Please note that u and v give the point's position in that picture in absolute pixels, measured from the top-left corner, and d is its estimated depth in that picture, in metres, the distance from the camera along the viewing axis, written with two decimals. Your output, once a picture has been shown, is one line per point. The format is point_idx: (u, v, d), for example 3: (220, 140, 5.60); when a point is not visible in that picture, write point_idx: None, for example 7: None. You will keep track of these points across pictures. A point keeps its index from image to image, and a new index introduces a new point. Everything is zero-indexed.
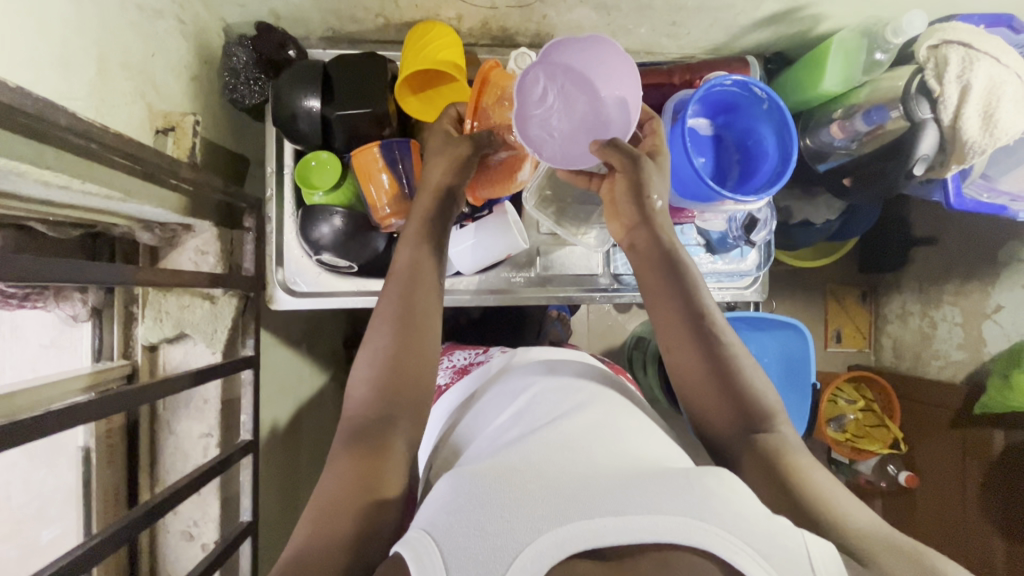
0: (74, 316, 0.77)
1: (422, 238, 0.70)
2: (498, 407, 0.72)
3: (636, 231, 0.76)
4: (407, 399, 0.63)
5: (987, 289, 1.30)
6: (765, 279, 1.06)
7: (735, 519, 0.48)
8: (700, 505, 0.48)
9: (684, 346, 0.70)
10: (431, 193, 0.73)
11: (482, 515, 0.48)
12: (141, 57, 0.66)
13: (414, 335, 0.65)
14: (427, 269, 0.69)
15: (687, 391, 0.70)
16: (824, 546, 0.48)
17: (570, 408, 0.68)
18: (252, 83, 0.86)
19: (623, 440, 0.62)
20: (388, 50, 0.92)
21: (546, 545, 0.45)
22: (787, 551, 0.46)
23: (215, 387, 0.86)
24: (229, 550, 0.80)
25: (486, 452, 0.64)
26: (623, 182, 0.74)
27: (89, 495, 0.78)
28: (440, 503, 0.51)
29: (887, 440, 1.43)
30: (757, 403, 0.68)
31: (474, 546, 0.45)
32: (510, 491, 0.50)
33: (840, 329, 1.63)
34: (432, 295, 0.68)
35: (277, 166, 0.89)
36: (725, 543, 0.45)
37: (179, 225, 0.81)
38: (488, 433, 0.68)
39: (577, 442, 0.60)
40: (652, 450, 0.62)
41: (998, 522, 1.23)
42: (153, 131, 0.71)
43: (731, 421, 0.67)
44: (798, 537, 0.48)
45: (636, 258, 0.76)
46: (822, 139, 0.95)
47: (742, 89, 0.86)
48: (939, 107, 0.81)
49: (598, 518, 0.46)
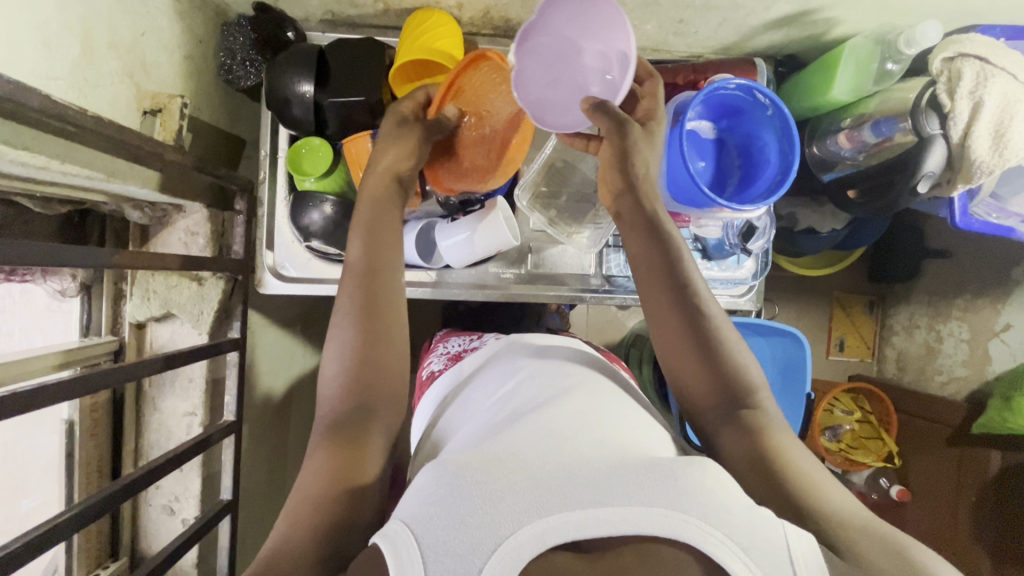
0: (63, 291, 0.78)
1: (379, 219, 0.69)
2: (487, 391, 0.72)
3: (622, 199, 0.73)
4: (382, 393, 0.63)
5: (997, 306, 1.26)
6: (761, 288, 1.04)
7: (716, 511, 0.48)
8: (682, 495, 0.49)
9: (665, 317, 0.68)
10: (381, 178, 0.71)
11: (460, 506, 0.47)
12: (130, 36, 0.66)
13: (376, 322, 0.64)
14: (391, 252, 0.68)
15: (673, 371, 0.68)
16: (804, 539, 0.48)
17: (555, 395, 0.66)
18: (248, 65, 0.86)
19: (609, 426, 0.62)
20: (387, 35, 0.91)
21: (524, 539, 0.45)
22: (769, 544, 0.46)
23: (200, 367, 0.87)
24: (207, 527, 0.81)
25: (470, 437, 0.63)
26: (611, 148, 0.72)
27: (72, 466, 0.79)
28: (420, 496, 0.51)
29: (882, 453, 1.41)
30: (743, 378, 0.66)
31: (454, 538, 0.45)
32: (492, 482, 0.49)
33: (844, 337, 1.60)
34: (392, 282, 0.67)
35: (271, 149, 0.88)
36: (705, 536, 0.45)
37: (169, 204, 0.82)
38: (475, 417, 0.67)
39: (562, 429, 0.59)
40: (636, 437, 0.62)
41: (988, 545, 1.22)
42: (140, 112, 0.71)
43: (712, 399, 0.65)
44: (778, 530, 0.48)
45: (624, 227, 0.73)
46: (830, 147, 0.93)
47: (745, 94, 0.83)
48: (949, 123, 0.78)
49: (580, 510, 0.47)
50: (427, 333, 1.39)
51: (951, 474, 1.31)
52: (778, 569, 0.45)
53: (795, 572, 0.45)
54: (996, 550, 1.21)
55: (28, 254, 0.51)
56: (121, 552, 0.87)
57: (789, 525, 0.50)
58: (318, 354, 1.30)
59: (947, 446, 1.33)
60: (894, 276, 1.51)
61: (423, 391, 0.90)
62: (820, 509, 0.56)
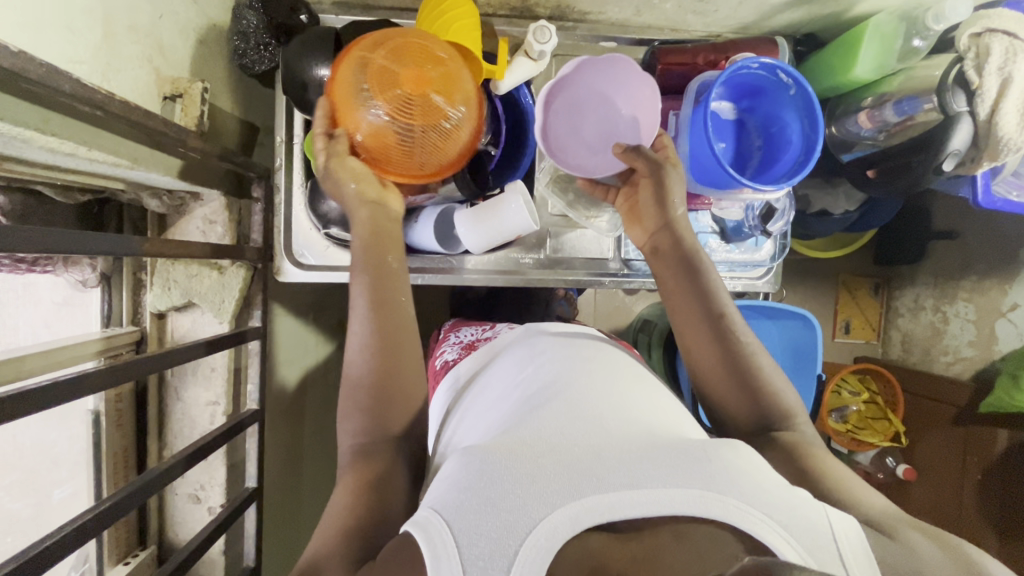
0: (83, 282, 0.77)
1: (373, 252, 0.71)
2: (505, 375, 0.70)
3: (659, 236, 0.80)
4: (397, 398, 0.64)
5: (1005, 287, 1.27)
6: (778, 270, 1.04)
7: (752, 490, 0.48)
8: (718, 477, 0.48)
9: (703, 344, 0.71)
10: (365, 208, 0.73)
11: (493, 491, 0.47)
12: (148, 19, 0.64)
13: (388, 316, 0.67)
14: (396, 287, 0.69)
15: (704, 380, 0.71)
16: (845, 519, 0.47)
17: (577, 377, 0.65)
18: (262, 49, 0.84)
19: (636, 410, 0.61)
20: (402, 17, 0.90)
21: (560, 522, 0.45)
22: (807, 521, 0.46)
23: (222, 356, 0.87)
24: (234, 515, 0.82)
25: (494, 423, 0.62)
26: (648, 186, 0.79)
27: (99, 458, 0.79)
28: (448, 482, 0.50)
29: (889, 433, 1.42)
30: (777, 403, 0.68)
31: (488, 523, 0.45)
32: (521, 465, 0.49)
33: (850, 319, 1.61)
34: (396, 320, 0.67)
35: (286, 137, 0.87)
36: (743, 514, 0.45)
37: (186, 193, 0.81)
38: (493, 403, 0.66)
39: (589, 412, 0.58)
40: (663, 418, 0.62)
41: (993, 521, 1.25)
42: (161, 98, 0.69)
43: (750, 417, 0.68)
44: (818, 510, 0.47)
45: (658, 260, 0.79)
46: (848, 128, 0.93)
47: (769, 73, 0.82)
48: (976, 100, 0.77)
49: (611, 493, 0.47)
50: (438, 320, 1.39)
51: (956, 451, 1.33)
52: (821, 545, 0.44)
53: (840, 548, 0.44)
54: (1003, 526, 1.23)
55: (58, 242, 0.50)
56: (149, 540, 0.87)
57: (829, 507, 0.49)
58: (329, 343, 1.30)
59: (953, 424, 1.35)
60: (901, 258, 1.51)
61: (437, 379, 0.88)
62: (853, 497, 0.57)
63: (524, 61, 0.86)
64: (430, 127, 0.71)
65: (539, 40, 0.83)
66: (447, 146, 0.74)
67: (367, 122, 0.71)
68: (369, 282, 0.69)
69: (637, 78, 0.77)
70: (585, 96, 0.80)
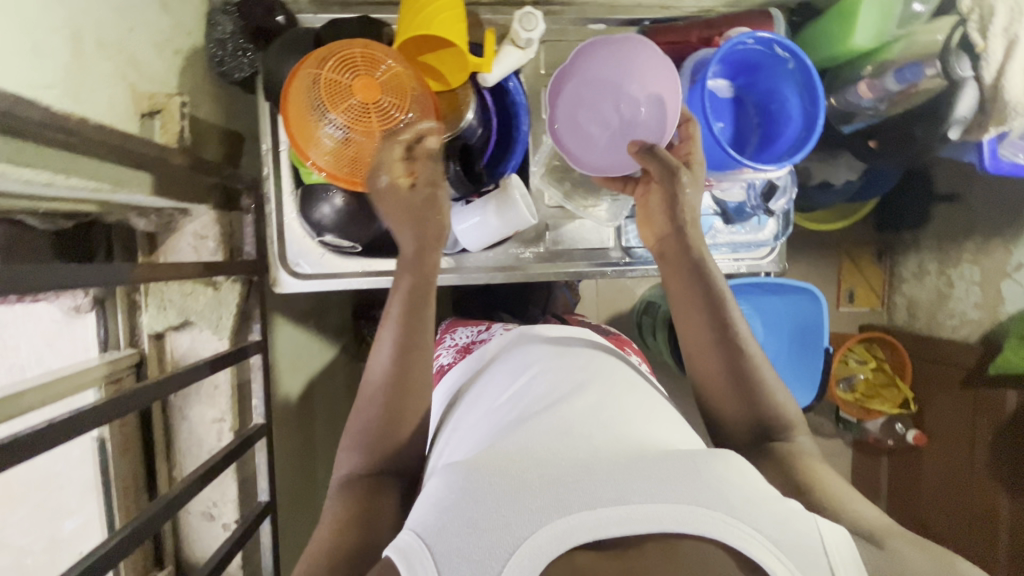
0: (77, 308, 0.75)
1: (414, 302, 0.67)
2: (508, 386, 0.69)
3: (666, 241, 0.78)
4: (406, 417, 0.64)
5: (1009, 247, 1.25)
6: (783, 249, 1.01)
7: (743, 504, 0.47)
8: (706, 490, 0.47)
9: (708, 356, 0.70)
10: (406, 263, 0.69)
11: (476, 511, 0.46)
12: (119, 34, 0.61)
13: (415, 352, 0.66)
14: (425, 331, 0.67)
15: (704, 384, 0.70)
16: (836, 529, 0.47)
17: (569, 390, 0.64)
18: (240, 55, 0.81)
19: (625, 421, 0.60)
20: (382, 11, 0.87)
21: (543, 540, 0.44)
22: (799, 537, 0.45)
23: (225, 373, 0.86)
24: (250, 530, 0.81)
25: (489, 436, 0.61)
26: (660, 193, 0.77)
27: (109, 483, 0.79)
28: (431, 500, 0.49)
29: (898, 400, 1.44)
30: (778, 412, 0.68)
31: (468, 545, 0.44)
32: (505, 483, 0.48)
33: (853, 288, 1.60)
34: (420, 349, 0.66)
35: (272, 144, 0.84)
36: (733, 530, 0.45)
37: (174, 209, 0.79)
38: (490, 416, 0.65)
39: (578, 426, 0.58)
40: (649, 426, 0.61)
41: (1002, 477, 1.24)
42: (138, 116, 0.66)
43: (744, 422, 0.68)
44: (812, 525, 0.47)
45: (664, 266, 0.77)
46: (848, 99, 0.89)
47: (766, 48, 0.80)
48: (982, 63, 0.75)
49: (600, 508, 0.46)
50: (440, 316, 1.38)
51: (966, 414, 1.32)
52: (812, 561, 0.44)
53: (831, 560, 0.44)
54: (1011, 484, 1.22)
55: (40, 279, 0.49)
56: (166, 560, 0.87)
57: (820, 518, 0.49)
58: (332, 346, 1.29)
59: (960, 387, 1.35)
60: (903, 223, 1.50)
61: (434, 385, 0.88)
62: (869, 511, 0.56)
63: (511, 50, 0.84)
64: (386, 132, 0.71)
65: (526, 28, 0.82)
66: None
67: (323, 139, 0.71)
68: (401, 324, 0.66)
69: (642, 56, 0.74)
70: (594, 87, 0.78)
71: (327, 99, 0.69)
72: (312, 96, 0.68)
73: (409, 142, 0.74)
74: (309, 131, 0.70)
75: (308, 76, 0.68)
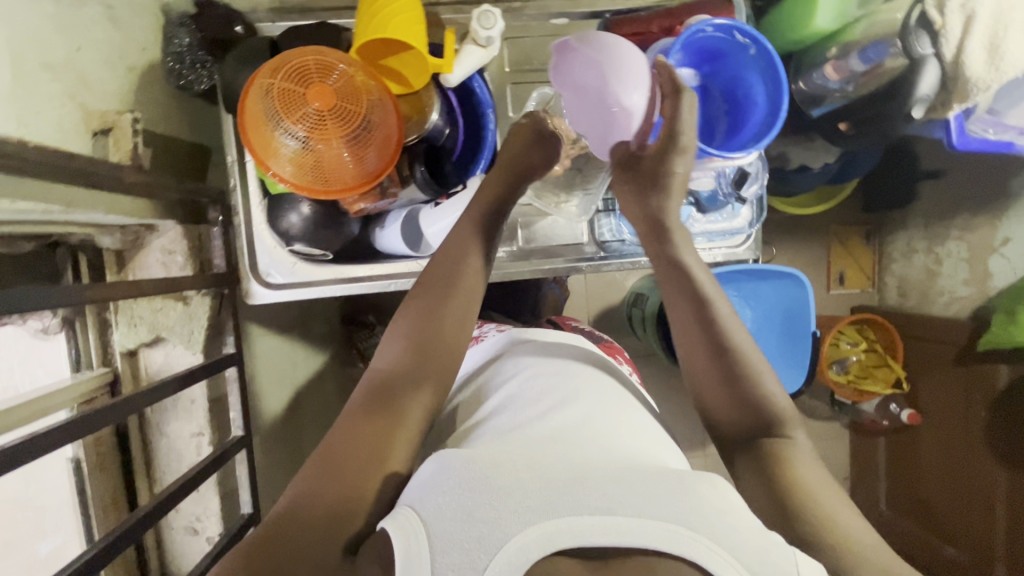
0: (45, 328, 0.74)
1: (443, 293, 0.68)
2: (516, 387, 0.69)
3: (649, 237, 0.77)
4: (432, 373, 0.64)
5: (995, 222, 1.26)
6: (758, 236, 1.02)
7: (728, 531, 0.45)
8: (692, 511, 0.46)
9: (703, 354, 0.70)
10: (443, 258, 0.70)
11: (471, 500, 0.46)
12: (65, 53, 0.61)
13: (442, 321, 0.67)
14: (459, 315, 0.68)
15: (697, 382, 0.71)
16: (815, 567, 0.46)
17: (563, 398, 0.66)
18: (199, 68, 0.81)
19: (610, 434, 0.61)
20: (341, 16, 0.86)
21: (530, 540, 0.43)
22: (777, 569, 0.44)
23: (201, 388, 0.86)
24: (233, 543, 0.81)
25: (492, 435, 0.61)
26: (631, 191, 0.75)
27: (86, 503, 0.79)
28: (427, 482, 0.50)
29: (890, 379, 1.42)
30: (773, 411, 0.67)
31: (461, 533, 0.44)
32: (503, 477, 0.48)
33: (843, 270, 1.59)
34: (464, 306, 0.68)
35: (237, 156, 0.83)
36: (713, 556, 0.43)
37: (140, 226, 0.79)
38: (496, 417, 0.66)
39: (571, 435, 0.59)
40: (628, 439, 0.62)
41: (1000, 454, 1.24)
42: (90, 134, 0.66)
43: (741, 420, 0.67)
44: (792, 559, 0.45)
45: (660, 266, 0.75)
46: (816, 81, 0.90)
47: (726, 35, 0.80)
48: (941, 40, 0.74)
49: (587, 516, 0.44)
50: None
51: (958, 390, 1.33)
52: None
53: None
54: (1007, 457, 1.22)
55: None
56: None
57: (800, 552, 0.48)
58: (319, 354, 1.28)
59: (956, 364, 1.33)
60: (890, 203, 1.49)
61: None
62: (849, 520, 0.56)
63: (473, 49, 0.83)
64: (346, 137, 0.71)
65: (485, 27, 0.81)
66: (373, 146, 0.73)
67: (283, 149, 0.70)
68: (426, 307, 0.67)
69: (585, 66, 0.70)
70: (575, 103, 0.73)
71: (282, 109, 0.68)
72: (263, 99, 0.68)
73: (368, 148, 0.73)
74: (268, 135, 0.69)
75: (261, 83, 0.68)
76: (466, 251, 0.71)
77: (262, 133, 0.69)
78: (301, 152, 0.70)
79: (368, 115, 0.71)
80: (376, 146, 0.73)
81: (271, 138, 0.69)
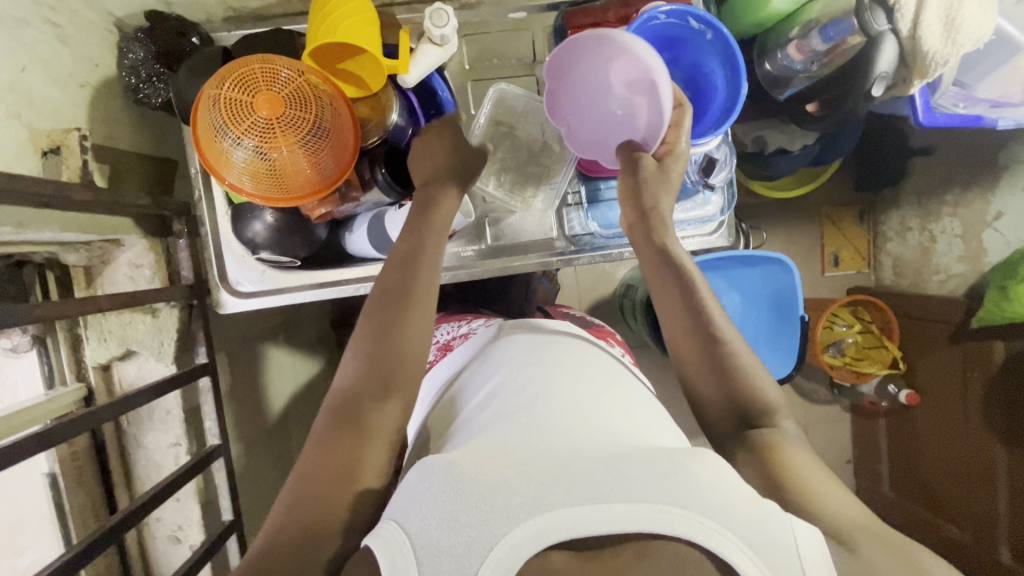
0: (15, 347, 0.76)
1: (399, 302, 0.67)
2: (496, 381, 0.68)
3: (635, 229, 0.77)
4: (397, 386, 0.63)
5: (987, 195, 1.22)
6: (732, 222, 1.00)
7: (720, 505, 0.45)
8: (685, 491, 0.45)
9: (692, 343, 0.70)
10: (398, 264, 0.70)
11: (455, 503, 0.45)
12: (7, 74, 0.63)
13: (399, 328, 0.66)
14: (419, 323, 0.67)
15: (690, 372, 0.70)
16: (812, 533, 0.46)
17: (547, 384, 0.65)
18: (155, 81, 0.80)
19: (593, 417, 0.59)
20: (295, 22, 0.86)
21: (521, 537, 0.43)
22: (775, 539, 0.44)
23: (175, 398, 0.87)
24: (212, 549, 0.82)
25: (477, 430, 0.60)
26: (625, 189, 0.76)
27: (64, 515, 0.81)
28: (410, 491, 0.49)
29: (886, 360, 1.42)
30: (756, 396, 0.66)
31: (447, 539, 0.44)
32: (485, 477, 0.47)
33: (839, 252, 1.56)
34: (420, 313, 0.67)
35: (199, 167, 0.84)
36: (710, 533, 0.43)
37: (103, 242, 0.80)
38: (478, 411, 0.65)
39: (556, 420, 0.58)
40: (611, 419, 0.60)
41: (997, 432, 1.22)
42: (39, 153, 0.67)
43: (721, 404, 0.67)
44: (786, 525, 0.45)
45: (647, 260, 0.75)
46: (781, 62, 0.88)
47: (681, 21, 0.78)
48: (896, 15, 0.75)
49: (577, 507, 0.44)
50: None
51: (956, 371, 1.30)
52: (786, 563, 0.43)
53: (803, 566, 0.43)
54: (1007, 435, 1.20)
55: None
56: None
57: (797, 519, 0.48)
58: (308, 360, 1.29)
59: (951, 342, 1.31)
60: (881, 182, 1.46)
61: None
62: (817, 505, 0.55)
63: (428, 48, 0.81)
64: (300, 143, 0.71)
65: (437, 24, 0.79)
66: (328, 150, 0.73)
67: (239, 159, 0.70)
68: (384, 317, 0.66)
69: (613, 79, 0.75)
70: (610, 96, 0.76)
71: (232, 120, 0.68)
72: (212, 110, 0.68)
73: (324, 154, 0.73)
74: (224, 147, 0.69)
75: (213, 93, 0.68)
76: (418, 258, 0.70)
77: (221, 146, 0.70)
78: (255, 160, 0.70)
79: (320, 120, 0.71)
80: (332, 150, 0.73)
81: (229, 149, 0.69)
